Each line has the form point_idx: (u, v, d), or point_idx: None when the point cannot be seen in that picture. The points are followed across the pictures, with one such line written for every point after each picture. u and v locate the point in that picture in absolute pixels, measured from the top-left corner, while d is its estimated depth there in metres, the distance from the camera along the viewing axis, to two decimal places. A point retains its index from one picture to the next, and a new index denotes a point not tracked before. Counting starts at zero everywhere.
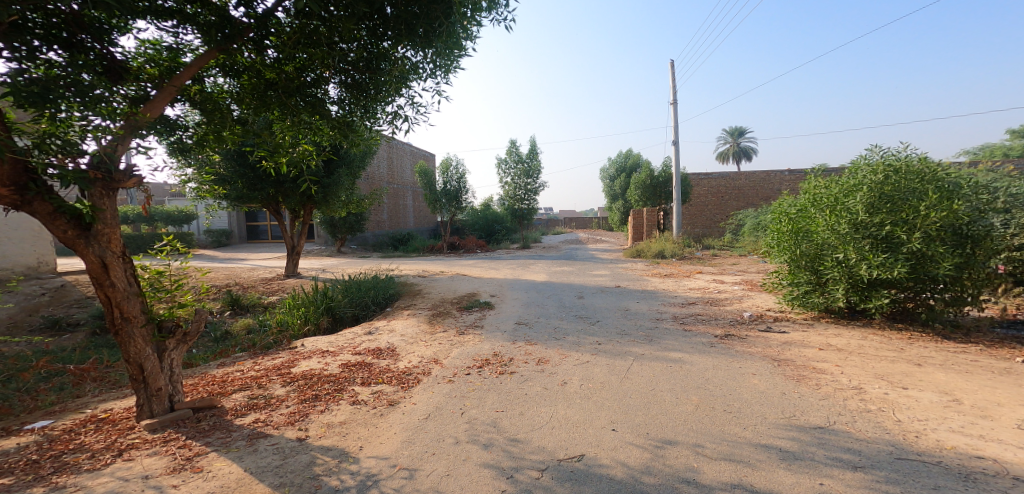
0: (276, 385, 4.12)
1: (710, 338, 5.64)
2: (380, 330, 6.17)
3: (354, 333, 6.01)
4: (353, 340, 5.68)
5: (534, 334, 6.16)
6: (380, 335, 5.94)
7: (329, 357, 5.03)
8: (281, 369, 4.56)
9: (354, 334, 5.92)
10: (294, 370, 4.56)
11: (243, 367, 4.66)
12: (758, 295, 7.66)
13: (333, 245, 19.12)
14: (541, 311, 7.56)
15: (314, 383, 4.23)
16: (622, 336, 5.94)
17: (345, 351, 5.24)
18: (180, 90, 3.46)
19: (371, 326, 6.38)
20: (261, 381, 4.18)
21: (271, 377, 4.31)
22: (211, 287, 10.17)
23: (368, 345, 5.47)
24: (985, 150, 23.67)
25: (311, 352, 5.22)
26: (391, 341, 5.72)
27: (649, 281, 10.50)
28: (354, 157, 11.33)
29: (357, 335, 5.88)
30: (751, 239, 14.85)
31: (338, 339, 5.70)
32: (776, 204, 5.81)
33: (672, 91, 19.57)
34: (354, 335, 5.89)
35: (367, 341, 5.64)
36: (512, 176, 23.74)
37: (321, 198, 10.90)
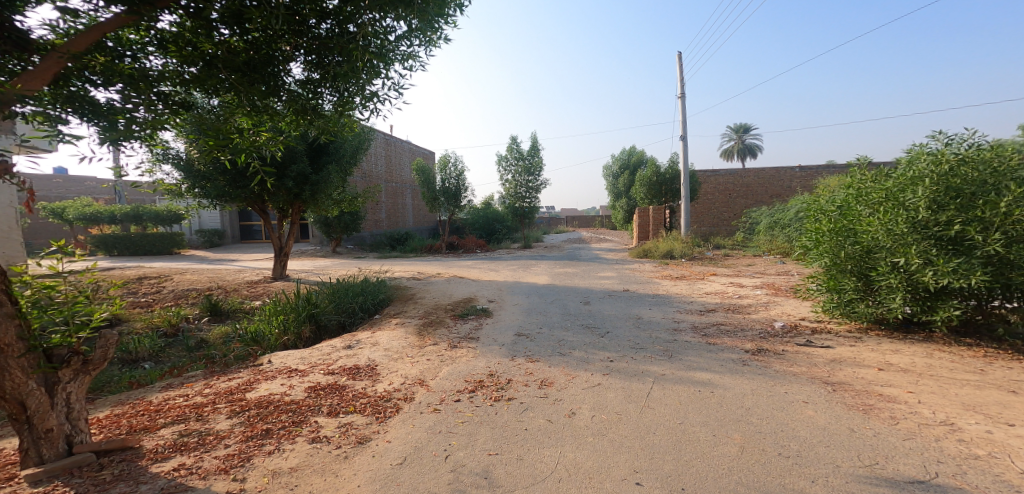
0: (219, 417, 3.36)
1: (742, 354, 4.88)
2: (362, 344, 5.42)
3: (331, 347, 5.27)
4: (328, 356, 4.93)
5: (537, 348, 5.42)
6: (360, 350, 5.20)
7: (296, 377, 4.27)
8: (235, 393, 3.81)
9: (331, 349, 5.18)
10: (250, 395, 3.80)
11: (189, 389, 3.91)
12: (786, 302, 6.90)
13: (328, 245, 18.40)
14: (544, 320, 6.80)
15: (268, 413, 3.46)
16: (637, 351, 5.19)
17: (316, 370, 4.49)
18: (66, 60, 2.75)
19: (353, 338, 5.64)
20: (202, 411, 3.44)
21: (218, 405, 3.56)
22: (189, 290, 9.43)
23: (344, 363, 4.72)
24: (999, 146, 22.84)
25: (277, 369, 4.47)
26: (373, 357, 4.98)
27: (659, 284, 9.73)
28: (343, 149, 10.48)
29: (334, 351, 5.14)
30: (765, 238, 14.07)
31: (312, 355, 4.95)
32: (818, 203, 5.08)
33: (680, 84, 18.72)
34: (331, 350, 5.15)
35: (345, 358, 4.90)
36: (513, 174, 22.89)
37: (309, 196, 10.06)
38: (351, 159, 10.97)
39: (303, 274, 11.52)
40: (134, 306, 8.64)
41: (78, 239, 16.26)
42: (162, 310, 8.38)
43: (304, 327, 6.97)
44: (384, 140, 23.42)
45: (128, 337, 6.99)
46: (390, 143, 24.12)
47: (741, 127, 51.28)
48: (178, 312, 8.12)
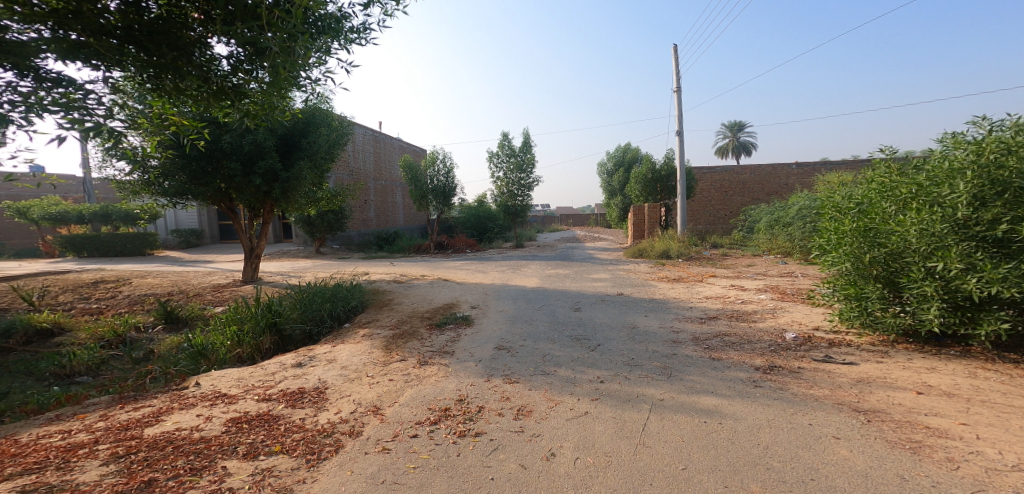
0: (92, 463, 2.68)
1: (751, 372, 4.24)
2: (316, 361, 4.73)
3: (278, 366, 4.59)
4: (269, 377, 4.25)
5: (517, 365, 4.76)
6: (311, 369, 4.51)
7: (219, 405, 3.58)
8: (130, 428, 3.12)
9: (278, 368, 4.50)
10: (148, 430, 3.11)
11: (76, 422, 3.23)
12: (795, 308, 6.26)
13: (312, 245, 17.48)
14: (528, 330, 6.15)
15: (160, 457, 2.78)
16: (631, 369, 4.54)
17: (248, 395, 3.79)
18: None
19: (307, 354, 4.96)
20: (73, 455, 2.75)
21: (99, 445, 2.88)
22: (145, 295, 8.67)
23: (286, 386, 4.04)
24: None
25: (200, 395, 3.78)
26: (324, 378, 4.29)
27: (656, 286, 9.07)
28: (317, 145, 9.41)
29: (281, 370, 4.45)
30: (765, 237, 13.46)
31: (251, 376, 4.27)
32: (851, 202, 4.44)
33: (676, 77, 18.09)
34: (278, 370, 4.47)
35: (289, 379, 4.21)
36: (504, 170, 21.92)
37: (278, 195, 9.06)
38: (327, 156, 9.95)
39: (276, 276, 10.73)
40: (82, 314, 7.89)
41: (45, 240, 15.42)
42: (113, 318, 7.64)
43: (266, 336, 6.25)
44: (372, 137, 22.88)
45: (65, 349, 6.26)
46: (378, 140, 23.47)
47: (736, 125, 50.93)
48: (128, 320, 7.39)
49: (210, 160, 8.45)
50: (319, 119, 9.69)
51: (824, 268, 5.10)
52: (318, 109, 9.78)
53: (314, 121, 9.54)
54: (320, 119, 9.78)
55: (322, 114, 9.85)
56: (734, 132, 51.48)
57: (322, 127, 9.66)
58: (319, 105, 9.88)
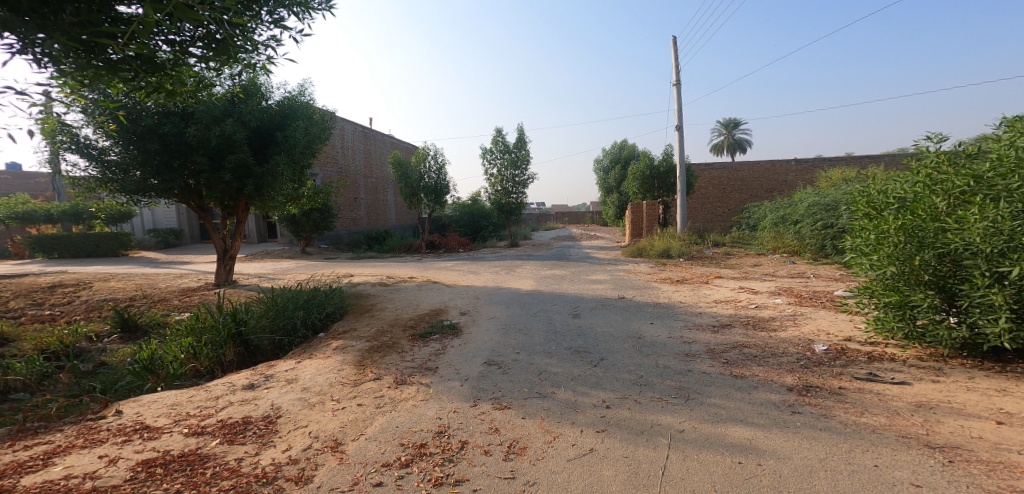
0: None
1: (785, 394, 3.64)
2: (272, 382, 4.06)
3: (226, 388, 3.92)
4: (211, 403, 3.58)
5: (510, 386, 4.14)
6: (265, 392, 3.84)
7: (135, 442, 2.91)
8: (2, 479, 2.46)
9: (225, 391, 3.84)
10: (25, 480, 2.46)
11: None
12: (818, 315, 5.68)
13: (297, 245, 16.68)
14: (523, 340, 5.52)
15: None
16: (642, 392, 3.93)
17: (176, 428, 3.12)
18: None
19: (265, 373, 4.29)
20: None
21: None
22: (104, 300, 7.91)
23: (228, 416, 3.37)
24: None
25: (117, 427, 3.11)
26: (278, 404, 3.62)
27: (659, 289, 8.45)
28: (296, 139, 8.47)
29: (227, 394, 3.79)
30: (769, 235, 12.90)
31: (189, 401, 3.60)
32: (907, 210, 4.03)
33: (675, 69, 17.47)
34: (224, 393, 3.81)
35: (235, 406, 3.55)
36: (498, 167, 21.21)
37: (251, 192, 8.12)
38: (308, 151, 9.06)
39: (253, 278, 9.97)
40: (32, 322, 7.14)
41: (13, 240, 14.54)
42: (63, 326, 6.89)
43: (228, 348, 5.55)
44: (362, 132, 22.26)
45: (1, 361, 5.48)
46: (368, 136, 22.81)
47: (731, 122, 50.53)
48: (79, 329, 6.63)
49: (176, 154, 7.64)
50: (298, 111, 8.80)
51: (862, 274, 4.51)
52: (298, 101, 8.91)
53: (291, 113, 8.66)
54: (299, 111, 8.89)
55: (301, 105, 8.96)
56: (731, 129, 50.97)
57: (302, 119, 8.75)
58: (298, 96, 9.01)
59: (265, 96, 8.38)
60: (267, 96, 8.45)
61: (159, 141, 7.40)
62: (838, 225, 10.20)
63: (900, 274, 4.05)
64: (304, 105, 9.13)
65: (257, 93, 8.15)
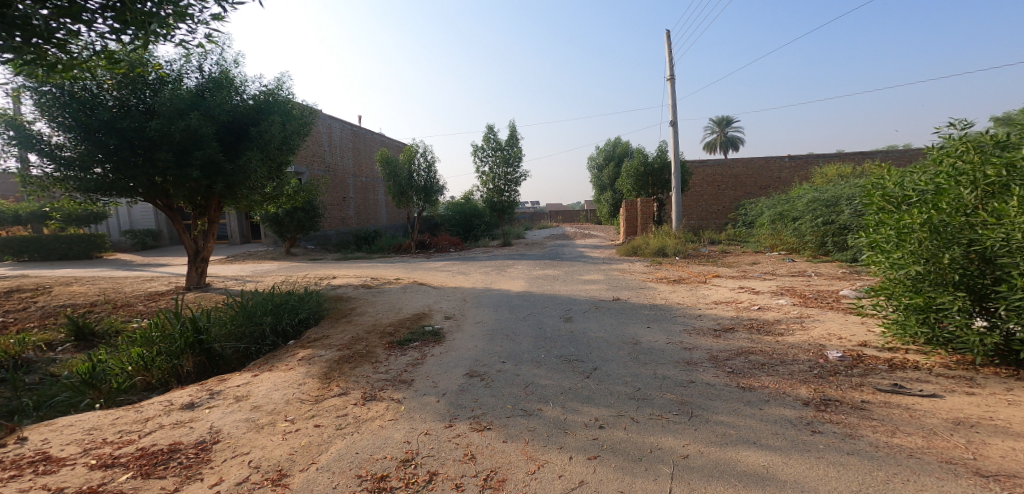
0: None
1: (801, 409, 3.22)
2: (216, 400, 3.63)
3: (162, 408, 3.50)
4: (137, 427, 3.17)
5: (492, 404, 3.71)
6: (206, 413, 3.41)
7: (23, 478, 2.57)
8: None
9: (158, 411, 3.41)
10: None
11: None
12: (827, 318, 5.28)
13: (281, 245, 16.02)
14: (510, 347, 5.08)
15: None
16: (640, 409, 3.52)
17: (81, 459, 2.75)
18: None
19: (211, 390, 3.87)
20: None
21: None
22: (62, 306, 7.39)
23: (153, 443, 2.94)
24: None
25: (12, 458, 2.77)
26: (218, 426, 3.19)
27: (655, 289, 8.04)
28: (272, 135, 7.85)
29: (161, 415, 3.36)
30: (767, 232, 12.54)
31: (112, 426, 3.19)
32: (934, 204, 3.62)
33: (669, 64, 17.07)
34: (158, 414, 3.38)
35: (166, 430, 3.13)
36: (489, 164, 20.73)
37: (222, 190, 7.53)
38: (286, 148, 8.45)
39: (230, 282, 9.36)
40: None
41: None
42: (13, 334, 6.37)
43: (185, 358, 5.10)
44: (351, 131, 21.78)
45: None
46: (357, 134, 22.32)
47: (723, 121, 50.51)
48: (29, 337, 6.11)
49: (137, 149, 7.06)
50: (274, 106, 8.23)
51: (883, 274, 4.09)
52: (275, 95, 8.35)
53: (267, 108, 8.10)
54: (276, 106, 8.31)
55: (278, 101, 8.39)
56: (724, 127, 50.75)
57: (278, 114, 8.16)
58: (277, 91, 8.45)
59: (238, 91, 7.83)
60: (240, 90, 7.90)
61: (118, 136, 6.85)
62: (839, 222, 9.84)
63: (928, 273, 3.64)
64: (283, 101, 8.57)
65: (228, 86, 7.61)
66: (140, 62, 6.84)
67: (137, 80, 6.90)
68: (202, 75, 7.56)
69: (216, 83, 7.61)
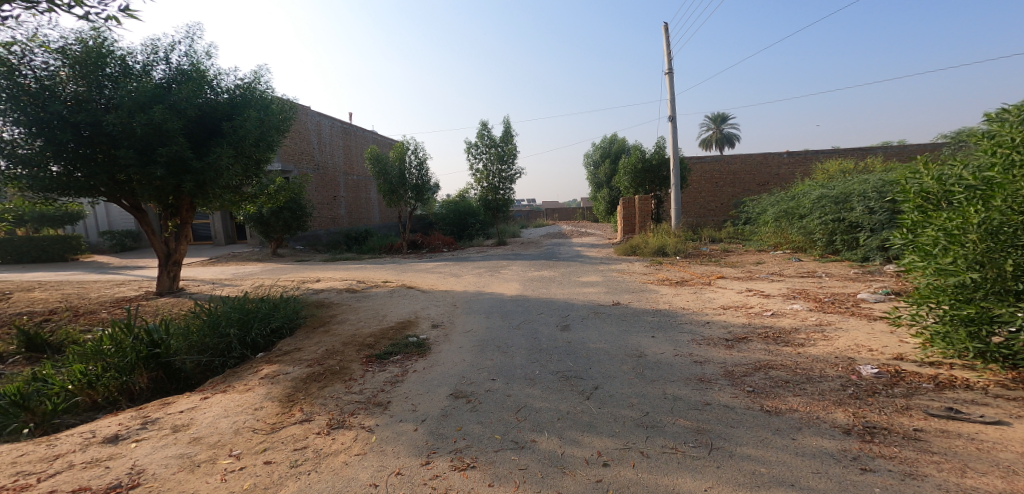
0: None
1: (842, 440, 2.73)
2: (147, 432, 3.16)
3: (79, 441, 3.05)
4: (41, 467, 2.72)
5: (478, 434, 3.21)
6: (131, 449, 2.94)
7: None
8: None
9: (73, 446, 2.97)
10: None
11: None
12: (851, 326, 4.80)
13: (267, 246, 15.32)
14: (501, 362, 4.56)
15: None
16: (650, 440, 3.03)
17: None
18: None
19: (147, 417, 3.41)
20: None
21: None
22: (18, 313, 6.82)
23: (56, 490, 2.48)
24: None
25: None
26: (141, 467, 2.73)
27: (657, 293, 7.53)
28: (248, 131, 7.19)
29: (75, 451, 2.92)
30: (771, 230, 12.07)
31: (13, 465, 2.75)
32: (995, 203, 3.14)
33: (666, 58, 16.56)
34: (72, 450, 2.94)
35: (74, 472, 2.67)
36: (483, 161, 20.18)
37: (191, 190, 6.86)
38: (265, 147, 7.78)
39: (205, 285, 8.63)
40: None
41: None
42: None
43: (138, 375, 4.58)
44: (341, 128, 21.20)
45: None
46: (348, 132, 21.73)
47: (719, 117, 50.12)
48: None
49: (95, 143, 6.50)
50: (250, 102, 7.60)
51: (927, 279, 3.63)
52: (252, 91, 7.72)
53: (242, 104, 7.48)
54: (253, 102, 7.67)
55: (256, 97, 7.76)
56: (719, 124, 50.34)
57: (254, 110, 7.54)
58: (255, 86, 7.82)
59: (210, 85, 7.21)
60: (214, 85, 7.28)
61: (73, 131, 6.33)
62: (849, 219, 9.38)
63: (987, 279, 3.20)
64: (262, 97, 7.93)
65: (199, 79, 6.98)
66: (96, 52, 6.34)
67: (94, 70, 6.35)
68: (170, 67, 6.97)
69: (186, 75, 7.00)
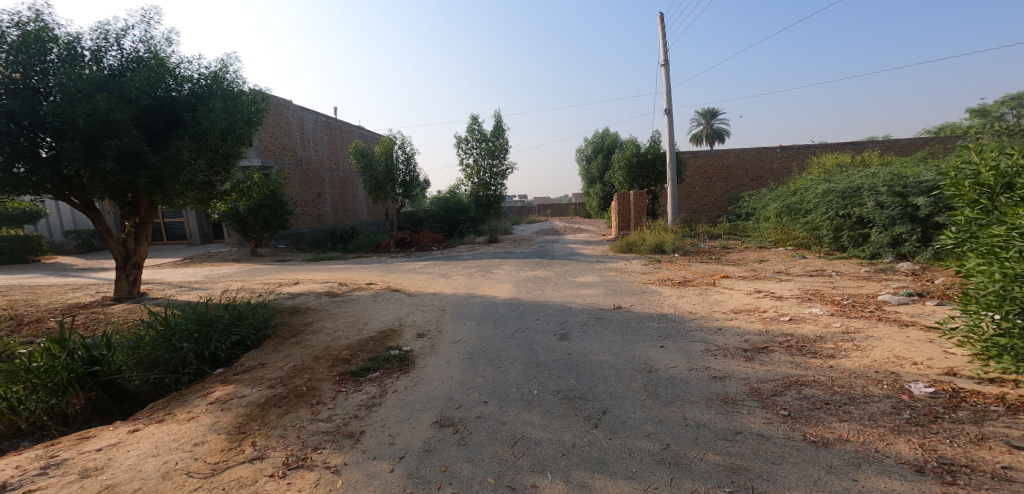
0: None
1: (917, 483, 2.28)
2: (48, 480, 2.59)
3: None
4: None
5: (468, 477, 2.65)
6: None
7: None
8: None
9: None
10: None
11: None
12: (884, 335, 4.33)
13: (246, 246, 14.57)
14: (493, 380, 4.00)
15: None
16: (678, 485, 2.50)
17: None
18: None
19: (56, 458, 2.83)
20: None
21: None
22: None
23: None
24: (982, 122, 21.06)
25: None
26: None
27: (660, 294, 7.02)
28: (214, 124, 6.49)
29: None
30: (773, 226, 11.65)
31: None
32: None
33: (663, 49, 16.07)
34: None
35: None
36: (473, 156, 19.55)
37: (146, 186, 6.12)
38: (235, 142, 7.08)
39: (170, 288, 7.94)
40: None
41: None
42: None
43: (72, 396, 3.96)
44: (325, 122, 20.43)
45: None
46: (333, 126, 20.96)
47: (709, 113, 49.96)
48: None
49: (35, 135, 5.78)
50: (217, 94, 6.92)
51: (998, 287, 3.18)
52: (220, 81, 7.03)
53: (207, 96, 6.80)
54: (220, 94, 6.99)
55: (224, 88, 7.08)
56: (710, 119, 50.14)
57: (222, 101, 6.86)
58: (224, 77, 7.14)
59: (172, 74, 6.52)
60: (176, 73, 6.59)
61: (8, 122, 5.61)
62: (859, 215, 8.97)
63: None
64: (232, 89, 7.24)
65: (159, 68, 6.29)
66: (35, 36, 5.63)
67: (32, 56, 5.63)
68: (123, 53, 6.25)
69: (142, 63, 6.30)
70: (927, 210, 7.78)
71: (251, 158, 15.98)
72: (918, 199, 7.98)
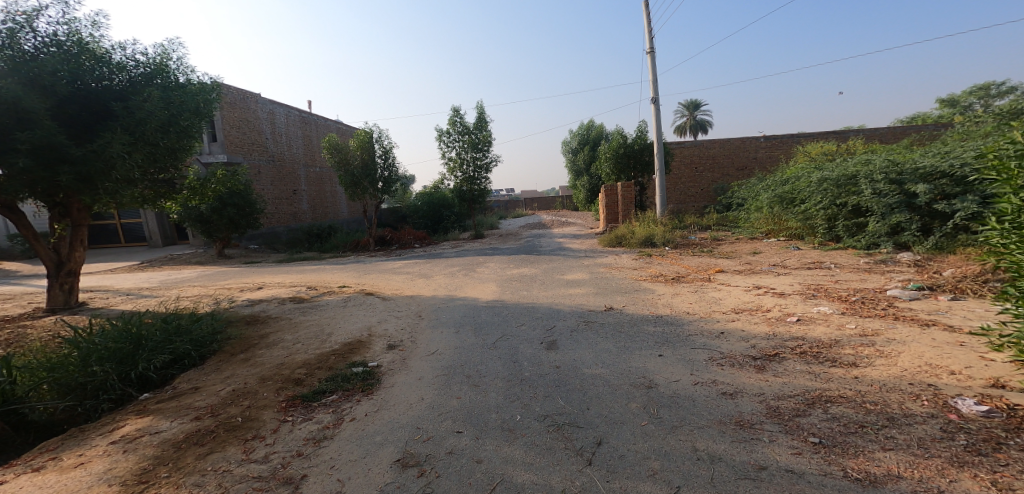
0: None
1: None
2: None
3: None
4: None
5: None
6: None
7: None
8: None
9: None
10: None
11: None
12: (908, 338, 3.86)
13: (213, 247, 13.70)
14: (471, 401, 3.44)
15: None
16: None
17: None
18: None
19: None
20: None
21: None
22: None
23: None
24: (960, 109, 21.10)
25: None
26: None
27: (653, 293, 6.52)
28: (152, 115, 5.87)
29: None
30: (766, 217, 11.23)
31: None
32: None
33: (648, 35, 15.57)
34: None
35: None
36: (455, 149, 18.82)
37: (70, 184, 5.38)
38: (180, 135, 6.42)
39: (116, 297, 7.19)
40: None
41: None
42: None
43: None
44: (299, 117, 19.51)
45: None
46: (307, 121, 20.07)
47: (692, 105, 49.96)
48: None
49: None
50: (157, 84, 6.24)
51: None
52: (160, 69, 6.31)
53: (145, 86, 6.13)
54: (161, 83, 6.32)
55: (166, 78, 6.40)
56: (692, 110, 49.93)
57: (161, 92, 6.20)
58: (167, 65, 6.46)
59: (103, 60, 5.78)
60: (107, 60, 5.86)
61: None
62: (857, 203, 8.56)
63: None
64: (175, 79, 6.57)
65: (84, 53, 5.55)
66: None
67: None
68: (39, 36, 5.48)
69: (63, 48, 5.54)
70: (927, 197, 7.43)
71: (216, 154, 15.18)
72: (917, 185, 7.64)
